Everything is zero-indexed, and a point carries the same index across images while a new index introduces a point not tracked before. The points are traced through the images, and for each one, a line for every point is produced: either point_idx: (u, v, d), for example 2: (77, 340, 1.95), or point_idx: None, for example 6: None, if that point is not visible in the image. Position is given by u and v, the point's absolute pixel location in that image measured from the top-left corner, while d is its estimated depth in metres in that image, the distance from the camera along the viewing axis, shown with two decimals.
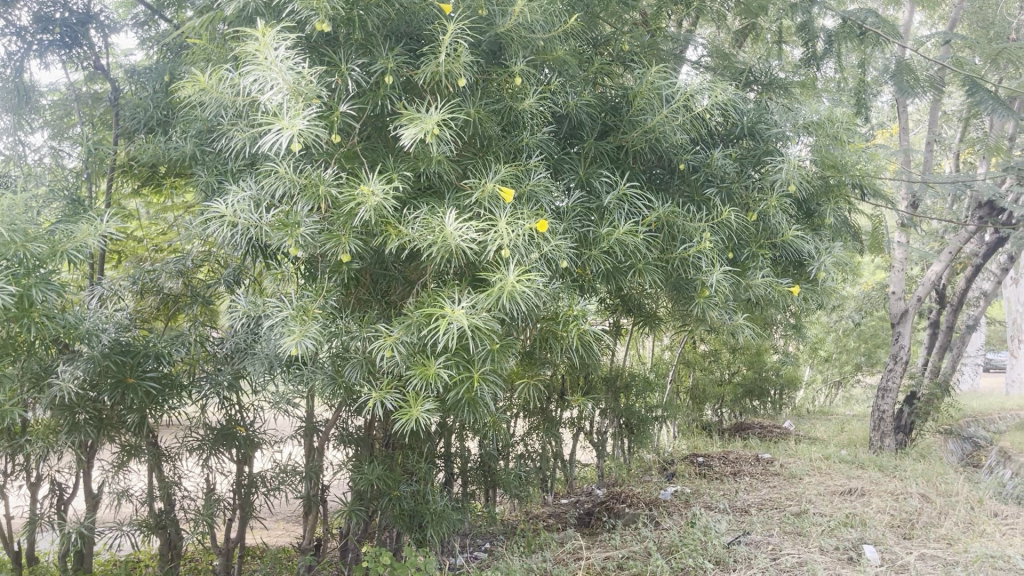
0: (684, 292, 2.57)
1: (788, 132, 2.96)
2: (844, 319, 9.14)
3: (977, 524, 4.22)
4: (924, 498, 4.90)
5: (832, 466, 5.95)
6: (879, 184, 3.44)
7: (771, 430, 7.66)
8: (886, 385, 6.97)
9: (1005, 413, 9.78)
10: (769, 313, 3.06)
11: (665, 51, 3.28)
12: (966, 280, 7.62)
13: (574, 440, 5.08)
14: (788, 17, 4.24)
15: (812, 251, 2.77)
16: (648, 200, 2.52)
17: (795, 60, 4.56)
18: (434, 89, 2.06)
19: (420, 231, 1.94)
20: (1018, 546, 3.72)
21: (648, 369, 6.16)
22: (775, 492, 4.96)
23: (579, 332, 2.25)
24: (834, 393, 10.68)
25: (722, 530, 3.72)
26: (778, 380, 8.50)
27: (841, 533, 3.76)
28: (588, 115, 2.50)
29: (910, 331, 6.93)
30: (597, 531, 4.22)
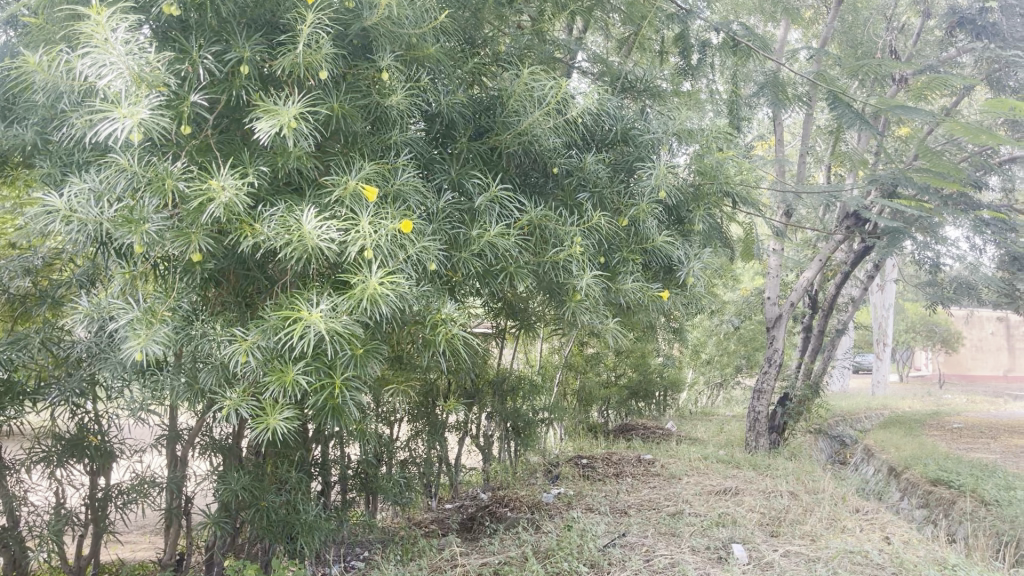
0: (557, 296, 2.56)
1: (662, 139, 3.01)
2: (724, 322, 9.46)
3: (838, 521, 4.41)
4: (793, 496, 5.10)
5: (709, 466, 6.13)
6: (750, 193, 3.55)
7: (654, 431, 7.82)
8: (761, 386, 7.24)
9: (870, 413, 10.33)
10: (643, 317, 3.10)
11: (545, 56, 3.29)
12: (836, 286, 8.00)
13: (459, 443, 5.04)
14: (667, 27, 4.36)
15: (681, 256, 2.81)
16: (521, 202, 2.50)
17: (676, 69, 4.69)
18: (295, 82, 1.98)
19: (276, 230, 1.85)
20: (874, 541, 3.91)
21: (535, 371, 6.20)
22: (655, 493, 5.05)
23: (448, 336, 2.15)
24: (715, 394, 11.06)
25: (598, 533, 3.74)
26: (662, 382, 8.72)
27: (712, 533, 3.86)
28: (461, 115, 2.46)
29: (784, 335, 7.22)
30: (477, 536, 4.19)
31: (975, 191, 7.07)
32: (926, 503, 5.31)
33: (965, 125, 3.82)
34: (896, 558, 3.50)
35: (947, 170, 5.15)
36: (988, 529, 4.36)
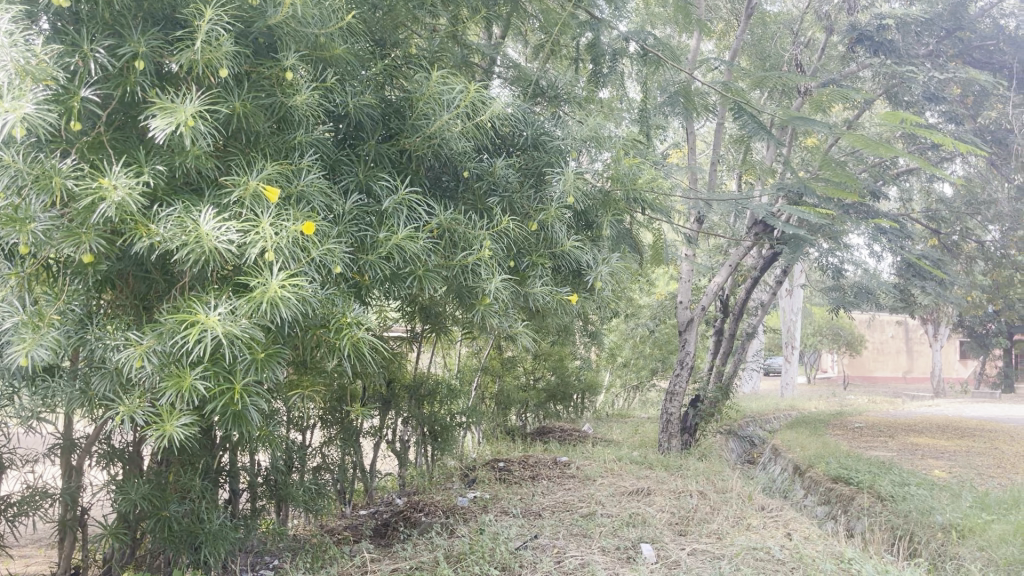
0: (466, 300, 2.55)
1: (570, 145, 3.06)
2: (640, 326, 9.64)
3: (745, 519, 4.53)
4: (702, 495, 5.23)
5: (623, 467, 6.23)
6: (659, 200, 3.64)
7: (571, 433, 7.89)
8: (674, 389, 7.40)
9: (778, 414, 10.68)
10: (554, 320, 3.13)
11: (457, 60, 3.29)
12: (747, 290, 8.24)
13: (374, 449, 4.98)
14: (580, 35, 4.43)
15: (589, 261, 2.85)
16: (430, 206, 2.49)
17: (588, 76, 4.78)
18: (194, 79, 1.94)
19: (172, 231, 1.80)
20: (777, 537, 4.04)
21: (453, 375, 6.18)
22: (569, 494, 5.11)
23: (353, 339, 2.10)
24: (631, 396, 11.24)
25: (511, 536, 3.76)
26: (579, 385, 8.81)
27: (622, 533, 3.93)
28: (369, 116, 2.45)
29: (695, 338, 7.40)
30: (390, 541, 4.14)
31: (874, 200, 7.39)
32: (828, 499, 5.52)
33: (864, 137, 3.95)
34: (796, 553, 3.63)
35: (841, 177, 5.34)
36: (883, 524, 4.57)
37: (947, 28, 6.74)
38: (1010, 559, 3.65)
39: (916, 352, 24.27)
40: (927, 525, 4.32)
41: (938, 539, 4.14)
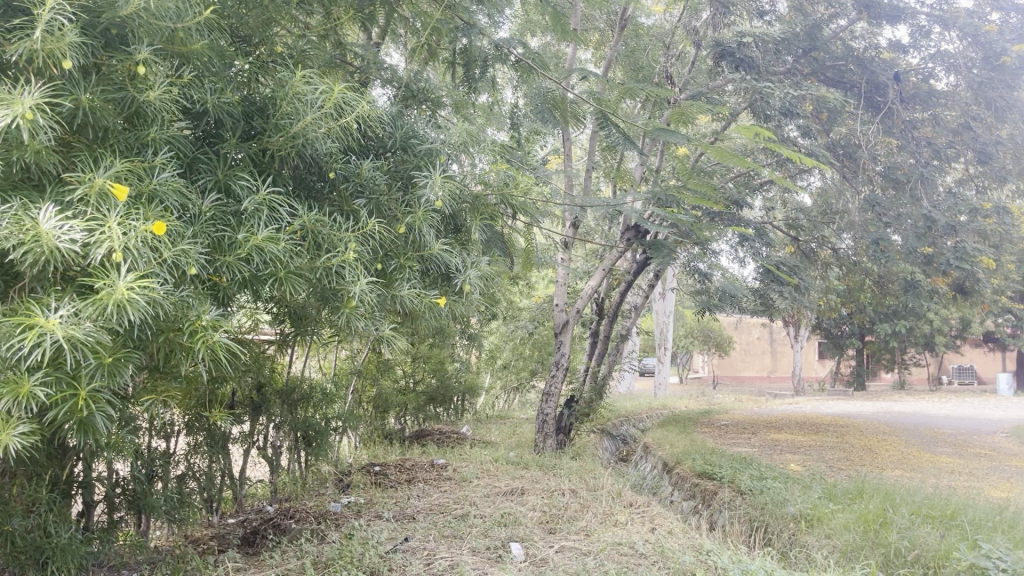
0: (331, 303, 2.53)
1: (437, 148, 3.09)
2: (519, 328, 9.76)
3: (612, 515, 4.68)
4: (574, 493, 5.36)
5: (498, 468, 6.29)
6: (531, 208, 3.69)
7: (449, 435, 7.90)
8: (549, 390, 7.54)
9: (651, 413, 11.04)
10: (423, 323, 3.14)
11: (326, 61, 3.26)
12: (620, 293, 8.48)
13: (243, 456, 4.84)
14: (453, 40, 4.48)
15: (457, 264, 2.88)
16: (292, 207, 2.47)
17: (462, 80, 4.83)
18: (36, 70, 1.86)
19: (7, 229, 1.70)
20: (642, 533, 4.19)
21: (327, 379, 6.08)
22: (443, 497, 5.11)
23: (208, 343, 2.06)
24: (511, 398, 11.36)
25: (381, 540, 3.75)
26: (459, 387, 8.83)
27: (493, 533, 3.98)
28: (229, 114, 2.40)
29: (570, 340, 7.56)
30: (258, 550, 4.00)
31: (738, 208, 7.77)
32: (693, 495, 5.76)
33: (728, 150, 3.90)
34: (658, 547, 3.78)
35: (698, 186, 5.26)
36: (741, 516, 4.81)
37: (805, 47, 7.36)
38: (851, 546, 3.91)
39: (780, 352, 25.59)
40: (780, 516, 4.56)
41: (789, 529, 4.38)
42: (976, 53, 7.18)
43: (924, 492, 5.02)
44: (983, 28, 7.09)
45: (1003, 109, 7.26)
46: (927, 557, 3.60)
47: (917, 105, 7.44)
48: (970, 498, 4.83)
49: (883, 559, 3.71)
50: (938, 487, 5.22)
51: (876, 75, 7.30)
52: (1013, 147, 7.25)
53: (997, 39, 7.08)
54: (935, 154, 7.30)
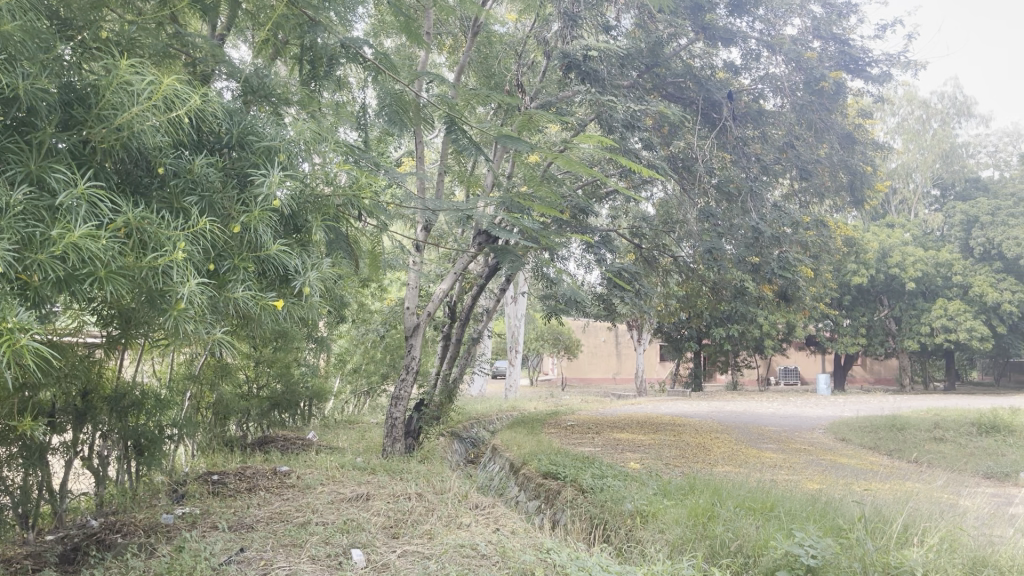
0: (157, 305, 2.41)
1: (277, 145, 3.01)
2: (369, 331, 9.62)
3: (457, 517, 4.71)
4: (420, 497, 5.35)
5: (343, 474, 6.17)
6: (377, 210, 3.66)
7: (293, 442, 7.67)
8: (398, 394, 7.48)
9: (501, 415, 11.18)
10: (261, 324, 3.03)
11: (160, 50, 3.10)
12: (472, 297, 8.53)
13: (65, 468, 4.51)
14: (297, 37, 4.34)
15: (296, 266, 2.82)
16: (115, 203, 2.34)
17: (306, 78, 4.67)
18: None
19: None
20: (485, 534, 4.24)
21: (162, 385, 5.77)
22: (285, 505, 4.96)
23: (16, 348, 1.91)
24: (361, 402, 11.18)
25: (214, 552, 3.60)
26: (305, 392, 8.60)
27: (334, 540, 3.91)
28: (44, 102, 2.24)
29: (421, 344, 7.54)
30: (78, 567, 3.73)
31: (585, 216, 8.01)
32: (537, 494, 5.85)
33: (576, 154, 4.06)
34: (500, 548, 3.84)
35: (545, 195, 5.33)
36: (582, 514, 4.95)
37: (648, 62, 7.53)
38: (681, 539, 4.12)
39: (625, 354, 26.57)
40: (618, 513, 4.72)
41: (626, 525, 4.55)
42: (800, 77, 7.74)
43: (747, 485, 5.37)
44: (805, 54, 7.65)
45: (821, 129, 7.97)
46: (747, 546, 3.86)
47: (749, 123, 7.98)
48: (787, 489, 5.23)
49: (709, 550, 3.95)
50: (760, 481, 5.60)
51: (712, 93, 7.70)
52: (830, 164, 8.00)
53: (816, 65, 7.65)
54: (764, 169, 7.83)
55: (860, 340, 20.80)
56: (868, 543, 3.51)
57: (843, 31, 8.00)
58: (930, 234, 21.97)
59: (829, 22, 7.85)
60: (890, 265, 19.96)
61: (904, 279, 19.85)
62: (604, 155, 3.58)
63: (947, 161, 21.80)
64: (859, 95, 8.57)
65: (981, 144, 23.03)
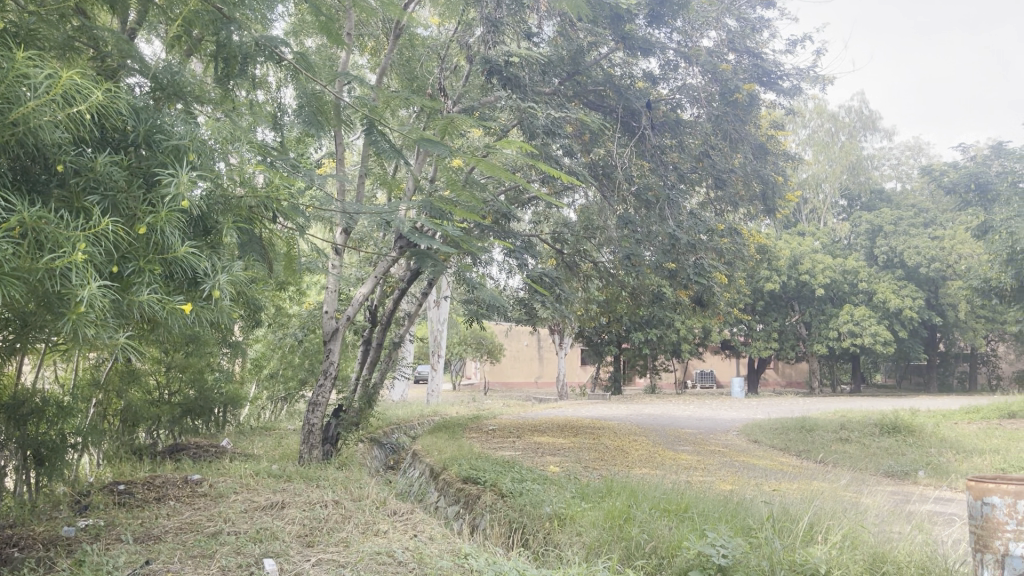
0: (54, 308, 2.31)
1: (187, 144, 2.92)
2: (286, 336, 9.43)
3: (374, 524, 4.66)
4: (337, 504, 5.27)
5: (258, 482, 6.02)
6: (293, 212, 3.59)
7: (206, 449, 7.45)
8: (316, 400, 7.35)
9: (422, 420, 11.11)
10: (169, 328, 2.94)
11: (63, 43, 3.00)
12: (393, 302, 8.44)
13: None
14: (207, 35, 4.18)
15: (205, 268, 2.74)
16: (10, 201, 2.24)
17: (214, 78, 4.48)
18: None
19: None
20: (402, 540, 4.21)
21: (65, 392, 5.52)
22: (195, 515, 4.81)
23: None
24: (278, 407, 10.94)
25: (118, 565, 3.47)
26: (219, 398, 8.37)
27: (246, 550, 3.82)
28: None
29: (339, 348, 7.43)
30: None
31: (507, 221, 8.04)
32: (457, 499, 5.83)
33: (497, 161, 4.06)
34: (417, 554, 3.81)
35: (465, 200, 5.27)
36: (501, 518, 4.95)
37: (568, 70, 7.59)
38: (597, 541, 4.16)
39: (547, 358, 26.77)
40: (536, 517, 4.73)
41: (543, 528, 4.57)
42: (716, 89, 7.89)
43: (663, 487, 5.48)
44: (720, 67, 7.80)
45: (735, 140, 8.17)
46: (661, 547, 3.94)
47: (666, 132, 8.17)
48: (701, 490, 5.35)
49: (625, 552, 4.01)
50: (676, 483, 5.71)
51: (631, 103, 7.82)
52: (744, 174, 8.31)
53: (731, 78, 7.83)
54: (682, 178, 8.17)
55: (773, 344, 21.43)
56: (775, 542, 3.62)
57: (756, 45, 8.24)
58: (838, 242, 22.85)
59: (743, 35, 8.06)
60: (800, 272, 20.67)
61: (814, 285, 20.60)
62: (525, 161, 3.58)
63: (854, 172, 22.72)
64: (771, 107, 8.86)
65: (885, 156, 24.08)
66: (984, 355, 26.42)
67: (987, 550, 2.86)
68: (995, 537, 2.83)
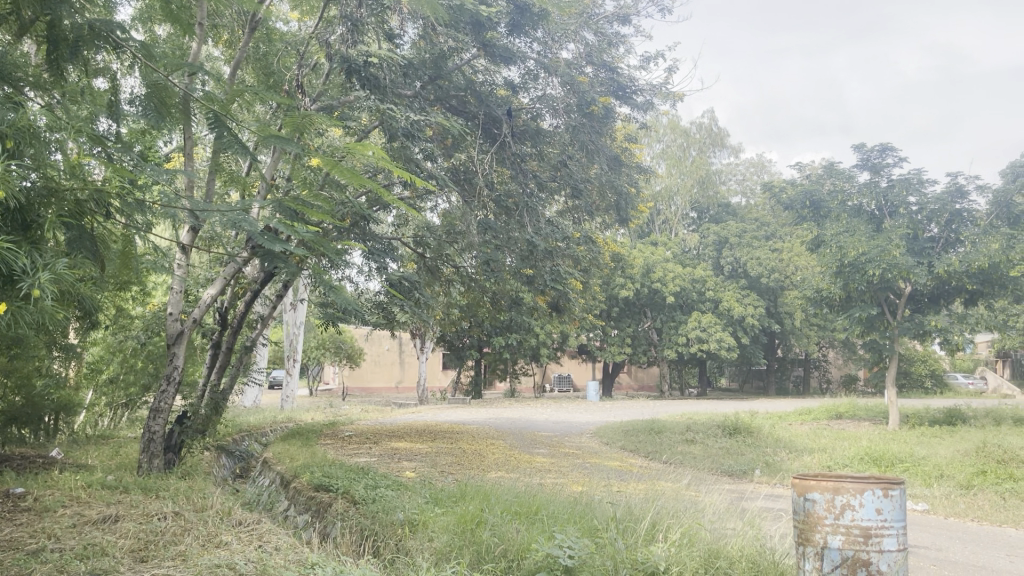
0: None
1: (5, 130, 2.72)
2: (127, 339, 8.88)
3: (216, 536, 4.46)
4: (177, 515, 5.01)
5: (90, 494, 5.64)
6: (130, 207, 3.39)
7: (32, 460, 6.91)
8: (158, 406, 6.97)
9: (275, 426, 10.74)
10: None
11: None
12: (244, 304, 8.13)
13: None
14: (34, 16, 3.88)
15: (24, 265, 2.56)
16: None
17: (42, 62, 4.16)
18: None
19: None
20: (245, 552, 4.05)
21: None
22: (16, 531, 4.46)
23: None
24: (117, 415, 10.29)
25: None
26: (49, 405, 7.77)
27: (69, 568, 3.56)
28: None
29: (185, 352, 7.08)
30: None
31: (365, 224, 7.91)
32: (307, 508, 5.66)
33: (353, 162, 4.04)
34: (260, 566, 3.69)
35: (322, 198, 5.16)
36: (353, 526, 4.82)
37: (430, 74, 7.55)
38: (447, 547, 4.15)
39: (408, 362, 26.59)
40: (388, 523, 4.65)
41: (395, 535, 4.50)
42: (573, 100, 8.17)
43: (516, 490, 5.55)
44: (578, 79, 8.10)
45: (590, 150, 8.50)
46: (511, 551, 4.00)
47: (527, 140, 8.28)
48: (553, 493, 5.45)
49: (475, 557, 4.03)
50: (529, 485, 5.80)
51: (492, 110, 7.95)
52: (599, 184, 8.67)
53: (588, 90, 8.14)
54: (541, 186, 8.27)
55: (626, 349, 22.16)
56: (619, 542, 3.72)
57: (612, 59, 8.53)
58: (688, 252, 23.93)
59: (600, 49, 8.32)
60: (652, 280, 21.51)
61: (664, 293, 21.50)
62: (384, 164, 3.53)
63: (703, 186, 23.91)
64: (626, 120, 9.18)
65: (731, 171, 25.48)
66: (816, 359, 28.40)
67: (808, 542, 3.05)
68: (816, 531, 3.03)
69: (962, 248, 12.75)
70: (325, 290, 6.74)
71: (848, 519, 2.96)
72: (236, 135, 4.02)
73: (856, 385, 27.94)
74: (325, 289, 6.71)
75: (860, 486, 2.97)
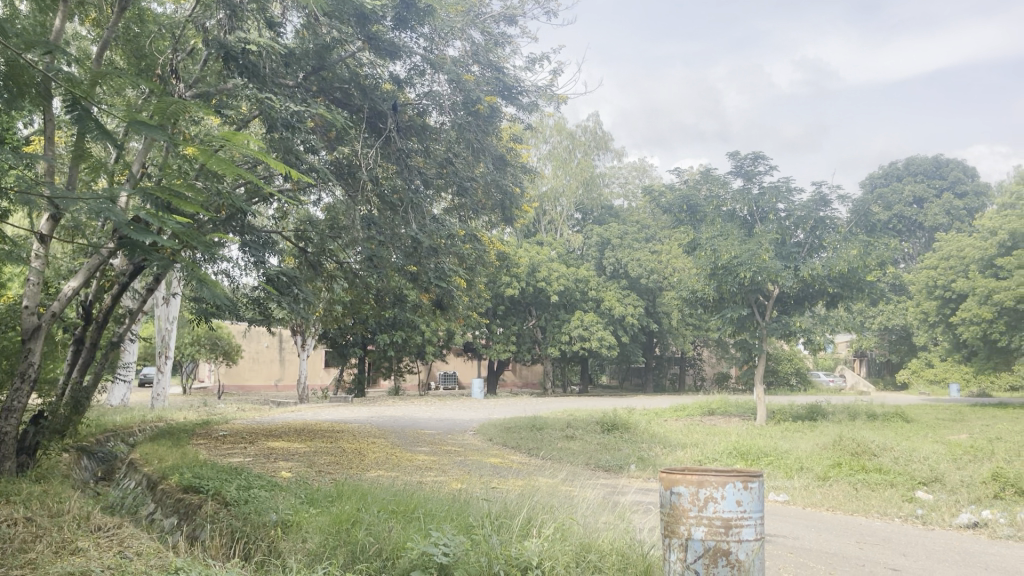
0: None
1: None
2: None
3: (72, 542, 4.22)
4: (29, 521, 4.70)
5: None
6: None
7: None
8: (10, 405, 6.52)
9: (144, 426, 10.26)
10: None
11: None
12: (110, 298, 7.71)
13: None
14: None
15: None
16: None
17: None
18: None
19: None
20: (103, 559, 3.86)
21: None
22: None
23: None
24: None
25: None
26: None
27: None
28: None
29: (42, 348, 6.65)
30: None
31: (243, 216, 7.65)
32: (175, 511, 5.43)
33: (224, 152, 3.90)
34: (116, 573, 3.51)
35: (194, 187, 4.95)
36: (222, 529, 4.65)
37: (313, 65, 7.38)
38: (321, 548, 4.07)
39: (287, 360, 25.90)
40: (260, 524, 4.51)
41: (267, 536, 4.37)
42: (459, 97, 8.17)
43: (394, 488, 5.50)
44: (464, 76, 8.09)
45: (475, 148, 8.52)
46: (385, 550, 3.96)
47: (412, 136, 8.22)
48: (431, 491, 5.43)
49: (348, 557, 3.97)
50: (407, 484, 5.76)
51: (377, 104, 7.85)
52: (484, 183, 8.69)
53: (473, 88, 8.14)
54: (425, 183, 8.24)
55: (511, 347, 22.32)
56: (492, 538, 3.75)
57: (498, 59, 8.59)
58: (573, 253, 24.36)
59: (486, 49, 8.37)
60: (537, 279, 21.77)
61: (549, 292, 21.81)
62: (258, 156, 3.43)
63: (588, 188, 24.43)
64: (511, 121, 9.27)
65: (614, 175, 26.14)
66: (691, 358, 29.45)
67: (673, 534, 3.16)
68: (680, 523, 3.14)
69: (824, 253, 13.52)
70: (197, 284, 6.47)
71: (711, 511, 3.08)
72: (99, 119, 3.79)
73: (728, 384, 29.16)
74: (197, 283, 6.45)
75: (722, 478, 3.10)
